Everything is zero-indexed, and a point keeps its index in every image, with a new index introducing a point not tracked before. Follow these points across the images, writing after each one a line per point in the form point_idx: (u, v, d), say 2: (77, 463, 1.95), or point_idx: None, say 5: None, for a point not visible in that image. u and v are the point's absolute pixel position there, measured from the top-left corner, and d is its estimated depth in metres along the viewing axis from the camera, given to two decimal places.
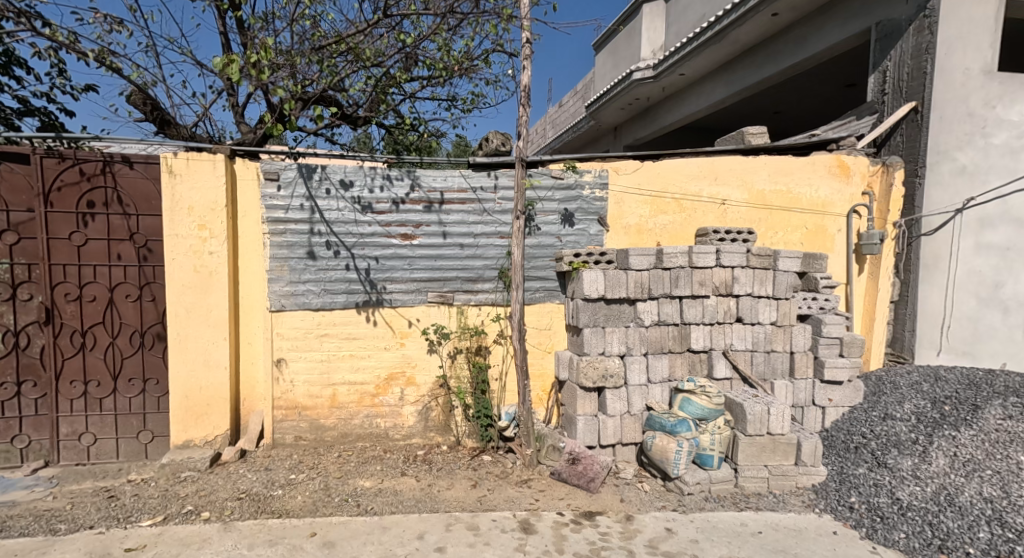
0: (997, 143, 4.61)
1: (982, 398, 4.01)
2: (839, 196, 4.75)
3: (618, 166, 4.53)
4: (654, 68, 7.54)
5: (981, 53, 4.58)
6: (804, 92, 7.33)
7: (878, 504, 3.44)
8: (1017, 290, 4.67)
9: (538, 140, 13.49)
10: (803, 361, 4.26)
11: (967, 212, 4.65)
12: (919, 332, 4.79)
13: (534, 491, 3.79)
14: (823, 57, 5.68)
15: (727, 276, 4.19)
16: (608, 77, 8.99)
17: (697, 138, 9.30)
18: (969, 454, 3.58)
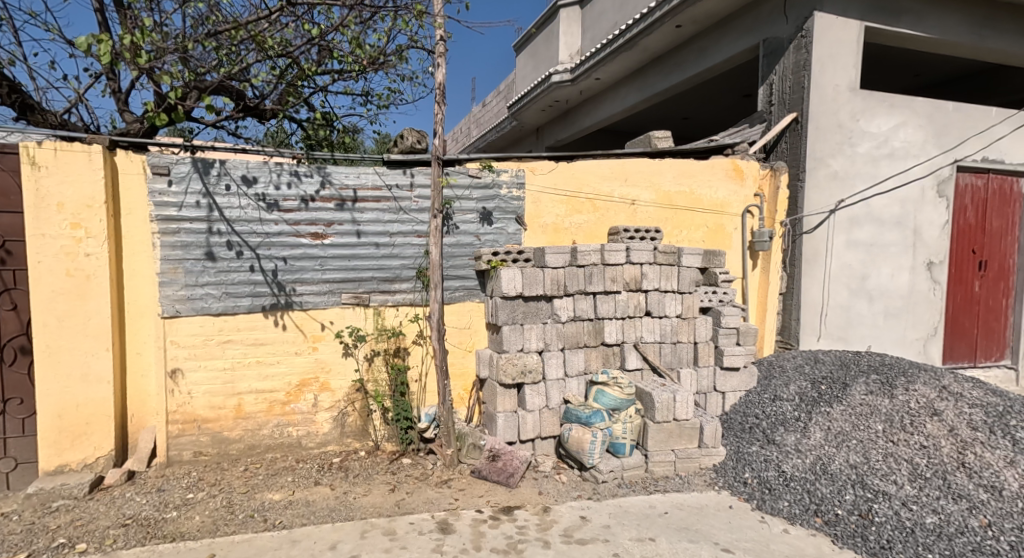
0: (861, 152, 5.29)
1: (851, 376, 4.56)
2: (735, 197, 5.22)
3: (535, 166, 4.62)
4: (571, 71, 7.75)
5: (847, 72, 5.19)
6: (706, 100, 7.91)
7: (767, 478, 3.81)
8: (878, 281, 5.43)
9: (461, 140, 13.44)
10: (706, 350, 4.60)
11: (838, 213, 5.26)
12: (803, 320, 5.27)
13: (454, 491, 3.77)
14: (722, 67, 6.12)
15: (636, 273, 4.41)
16: (529, 79, 9.18)
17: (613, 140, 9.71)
18: (840, 427, 4.06)
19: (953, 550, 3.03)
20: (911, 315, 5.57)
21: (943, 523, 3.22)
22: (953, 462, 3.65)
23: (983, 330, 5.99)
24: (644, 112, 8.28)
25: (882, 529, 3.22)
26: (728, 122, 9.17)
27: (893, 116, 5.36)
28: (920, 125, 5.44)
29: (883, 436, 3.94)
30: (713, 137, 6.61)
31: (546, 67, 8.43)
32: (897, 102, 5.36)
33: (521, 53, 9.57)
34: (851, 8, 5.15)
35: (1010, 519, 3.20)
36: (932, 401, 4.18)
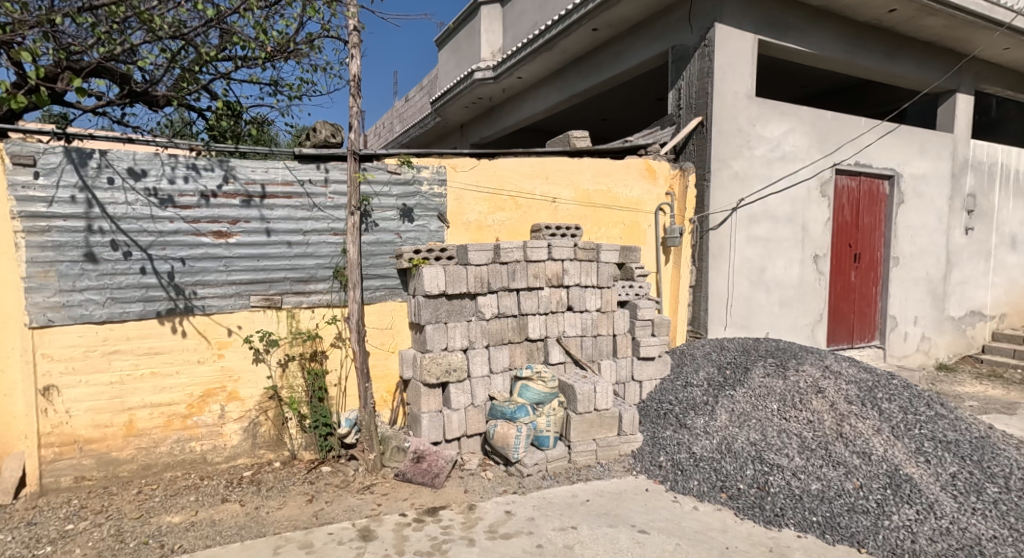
0: (757, 154, 5.76)
1: (751, 361, 4.95)
2: (648, 196, 5.52)
3: (456, 163, 4.58)
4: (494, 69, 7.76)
5: (744, 81, 5.63)
6: (622, 102, 8.25)
7: (680, 459, 4.05)
8: (773, 273, 5.95)
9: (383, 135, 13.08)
10: (624, 342, 4.81)
11: (739, 210, 5.70)
12: (711, 311, 5.65)
13: (376, 496, 3.66)
14: (636, 71, 6.41)
15: (558, 269, 4.52)
16: (452, 76, 9.12)
17: (535, 138, 9.87)
18: (742, 407, 4.39)
19: (833, 512, 3.43)
20: (801, 304, 6.17)
21: (825, 488, 3.62)
22: (834, 433, 4.10)
23: (859, 315, 6.76)
24: (565, 112, 8.50)
25: (776, 499, 3.57)
26: (641, 124, 9.62)
27: (783, 123, 5.89)
28: (805, 131, 6.02)
29: (777, 414, 4.32)
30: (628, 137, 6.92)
31: (469, 64, 8.41)
32: (787, 110, 5.89)
33: (443, 49, 9.48)
34: (747, 22, 5.58)
35: (877, 480, 3.66)
36: (817, 380, 4.64)
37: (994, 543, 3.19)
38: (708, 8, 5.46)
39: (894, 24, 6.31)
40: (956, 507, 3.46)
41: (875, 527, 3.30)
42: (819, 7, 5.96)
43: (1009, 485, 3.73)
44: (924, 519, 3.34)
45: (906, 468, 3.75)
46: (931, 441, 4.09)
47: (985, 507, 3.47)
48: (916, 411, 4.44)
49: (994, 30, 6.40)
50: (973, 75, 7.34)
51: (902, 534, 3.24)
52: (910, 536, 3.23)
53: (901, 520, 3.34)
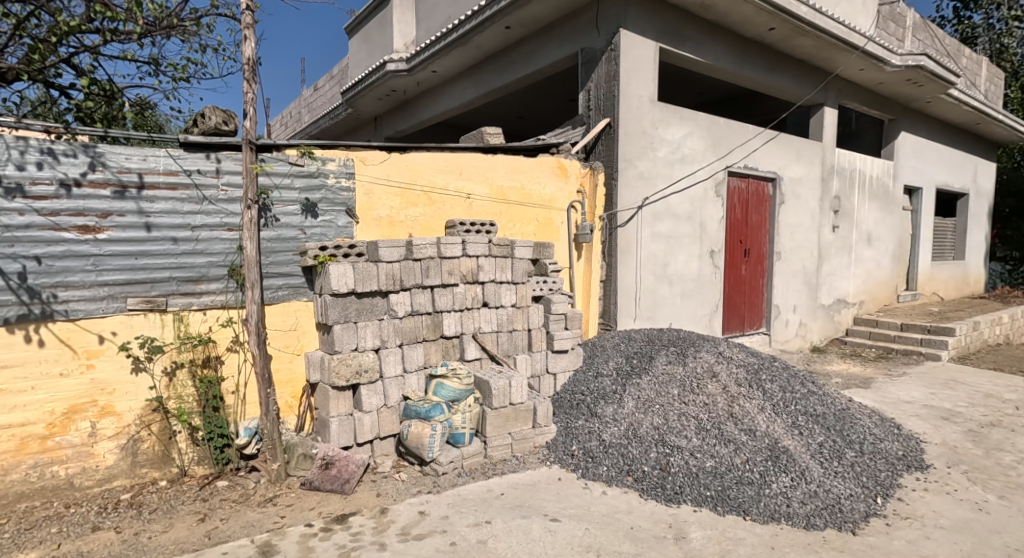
0: (660, 156, 6.09)
1: (655, 350, 5.22)
2: (560, 193, 5.66)
3: (365, 156, 4.40)
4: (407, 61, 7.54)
5: (647, 85, 5.93)
6: (536, 101, 8.39)
7: (591, 447, 4.19)
8: (675, 267, 6.33)
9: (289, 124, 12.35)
10: (539, 336, 4.88)
11: (644, 208, 6.00)
12: (620, 304, 5.91)
13: (279, 508, 3.43)
14: (549, 70, 6.56)
15: (473, 265, 4.50)
16: (363, 65, 8.79)
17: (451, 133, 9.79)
18: (647, 394, 4.62)
19: (724, 486, 3.72)
20: (699, 295, 6.63)
21: (717, 465, 3.92)
22: (725, 413, 4.44)
23: (748, 305, 7.39)
24: (480, 109, 8.49)
25: (676, 478, 3.81)
26: (554, 122, 9.84)
27: (682, 126, 6.28)
28: (701, 135, 6.46)
29: (677, 399, 4.60)
30: (542, 136, 7.05)
31: (382, 54, 8.14)
32: (685, 115, 6.28)
33: (352, 37, 9.10)
34: (649, 29, 5.87)
35: (760, 453, 4.03)
36: (712, 365, 5.00)
37: (851, 501, 3.63)
38: (613, 13, 5.67)
39: (774, 41, 6.95)
40: (823, 472, 3.90)
41: (758, 496, 3.63)
42: (712, 21, 6.41)
43: (864, 450, 4.27)
44: (798, 485, 3.72)
45: (784, 440, 4.16)
46: (804, 416, 4.57)
47: (845, 470, 3.94)
48: (793, 390, 4.94)
49: (852, 52, 7.25)
50: (837, 91, 8.28)
51: (780, 500, 3.60)
52: (786, 501, 3.59)
53: (779, 487, 3.70)
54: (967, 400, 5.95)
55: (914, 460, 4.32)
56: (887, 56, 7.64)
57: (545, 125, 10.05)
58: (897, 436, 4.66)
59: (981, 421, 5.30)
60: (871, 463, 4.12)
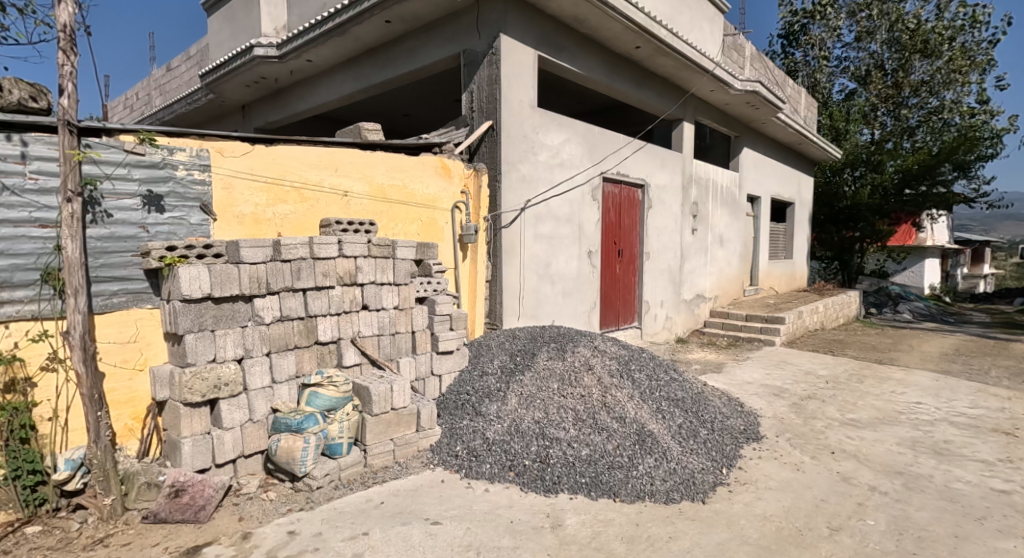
0: (541, 160, 6.29)
1: (537, 346, 5.34)
2: (443, 193, 5.61)
3: (223, 146, 4.01)
4: (277, 46, 7.00)
5: (528, 91, 6.08)
6: (420, 99, 8.26)
7: (474, 446, 4.19)
8: (556, 266, 6.57)
9: (135, 107, 10.90)
10: (422, 337, 4.77)
11: (526, 210, 6.14)
12: (506, 304, 5.99)
13: (113, 549, 3.00)
14: (431, 69, 6.49)
15: (351, 266, 4.27)
16: (226, 48, 8.02)
17: (328, 127, 9.29)
18: (529, 390, 4.71)
19: (597, 472, 3.93)
20: (579, 293, 6.94)
21: (592, 452, 4.12)
22: (599, 403, 4.67)
23: (623, 301, 7.90)
24: (360, 104, 8.16)
25: (554, 469, 3.94)
26: (439, 121, 9.77)
27: (561, 133, 6.53)
28: (578, 142, 6.77)
29: (557, 392, 4.75)
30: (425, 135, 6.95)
31: (247, 37, 7.48)
32: (563, 122, 6.55)
33: (212, 15, 8.26)
34: (528, 37, 6.03)
35: (629, 438, 4.31)
36: (588, 358, 5.23)
37: (703, 474, 4.02)
38: (493, 18, 5.73)
39: (641, 58, 7.50)
40: (681, 451, 4.27)
41: (627, 478, 3.88)
42: (586, 34, 6.76)
43: (714, 428, 4.75)
44: (660, 464, 4.04)
45: (649, 425, 4.49)
46: (667, 401, 4.97)
47: (698, 447, 4.36)
48: (657, 378, 5.35)
49: (703, 74, 8.06)
50: (694, 109, 9.16)
51: (645, 479, 3.88)
52: (650, 480, 3.88)
53: (645, 468, 3.99)
54: (793, 378, 6.90)
55: (752, 432, 4.89)
56: (732, 79, 8.60)
57: (428, 124, 9.93)
58: (739, 413, 5.25)
59: (802, 395, 6.17)
60: (719, 439, 4.61)
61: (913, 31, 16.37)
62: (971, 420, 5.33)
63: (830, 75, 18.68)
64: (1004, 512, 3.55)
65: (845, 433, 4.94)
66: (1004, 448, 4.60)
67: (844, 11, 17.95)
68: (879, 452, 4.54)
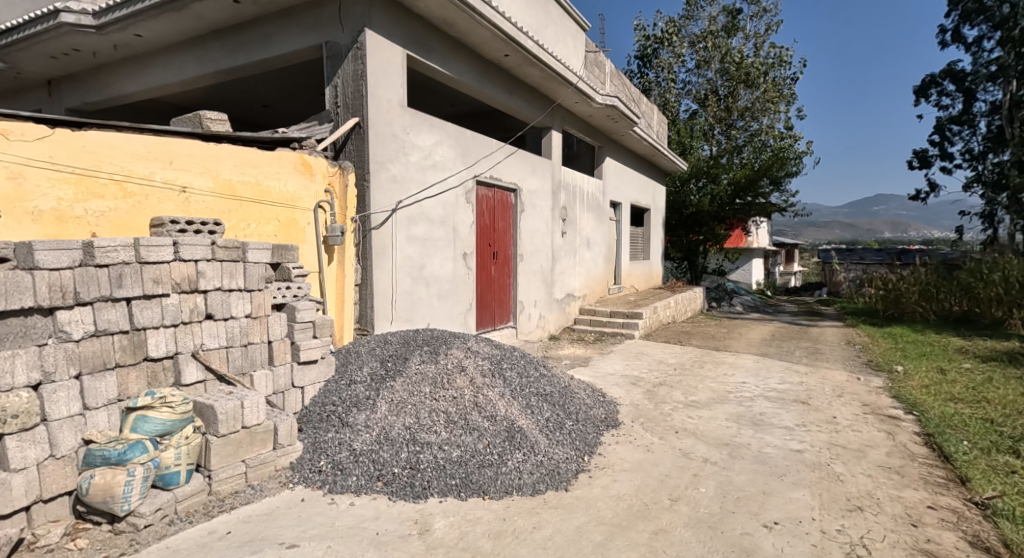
0: (412, 161, 6.17)
1: (409, 351, 5.20)
2: (305, 192, 5.24)
3: (8, 129, 3.50)
4: (95, 16, 6.07)
5: (396, 90, 5.93)
6: (276, 91, 7.70)
7: (340, 459, 3.97)
8: (429, 269, 6.48)
9: None
10: (281, 347, 4.37)
11: (398, 211, 5.99)
12: (377, 308, 5.78)
13: None
14: (287, 59, 6.07)
15: (190, 271, 3.81)
16: (25, 11, 6.76)
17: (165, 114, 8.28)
18: (400, 396, 4.56)
19: (467, 472, 3.94)
20: (453, 295, 6.92)
21: (462, 453, 4.12)
22: (471, 403, 4.68)
23: (498, 301, 8.03)
24: (205, 90, 7.38)
25: (424, 474, 3.87)
26: (301, 115, 9.17)
27: (432, 134, 6.47)
28: (450, 144, 6.76)
29: (429, 396, 4.66)
30: (281, 128, 6.48)
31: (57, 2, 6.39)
32: (435, 123, 6.49)
33: None
34: (396, 34, 5.88)
35: (499, 435, 4.38)
36: (461, 360, 5.21)
37: (567, 463, 4.23)
38: (357, 11, 5.52)
39: (510, 66, 7.71)
40: (548, 443, 4.45)
41: (496, 475, 3.94)
42: (455, 38, 6.78)
43: (579, 419, 5.01)
44: (528, 458, 4.17)
45: (519, 421, 4.60)
46: (536, 396, 5.14)
47: (564, 438, 4.58)
48: (527, 375, 5.51)
49: (567, 86, 8.51)
50: (561, 118, 9.63)
51: (514, 475, 3.97)
52: (518, 474, 3.98)
53: (513, 464, 4.08)
54: (647, 367, 7.56)
55: (611, 419, 5.25)
56: (594, 93, 9.19)
57: (286, 118, 9.29)
58: (601, 403, 5.60)
59: (655, 382, 6.77)
60: (583, 428, 4.87)
61: (739, 63, 18.98)
62: (780, 393, 6.24)
63: (677, 96, 20.78)
64: (797, 467, 4.19)
65: (687, 414, 5.50)
66: (801, 415, 5.45)
67: (686, 41, 20.40)
68: (712, 427, 5.11)
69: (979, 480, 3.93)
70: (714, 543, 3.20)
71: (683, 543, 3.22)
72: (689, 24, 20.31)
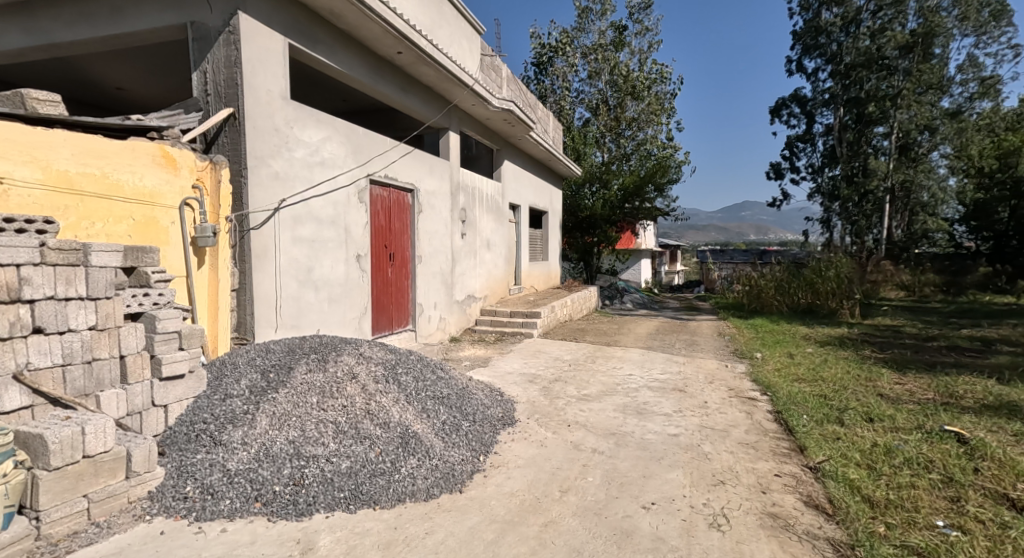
0: (297, 157, 5.82)
1: (295, 360, 4.87)
2: (168, 187, 4.70)
3: None
4: None
5: (277, 80, 5.54)
6: (131, 73, 6.91)
7: (210, 482, 3.60)
8: (320, 272, 6.14)
9: None
10: (138, 362, 3.87)
11: (281, 211, 5.61)
12: (258, 314, 5.36)
13: None
14: (143, 37, 5.46)
15: (11, 277, 3.24)
16: None
17: None
18: (283, 409, 4.23)
19: (357, 483, 3.77)
20: (347, 299, 6.62)
21: (352, 464, 3.93)
22: (362, 411, 4.49)
23: (395, 304, 7.81)
24: (39, 66, 6.43)
25: (309, 489, 3.64)
26: (164, 100, 8.29)
27: (319, 130, 6.13)
28: (340, 141, 6.45)
29: (316, 407, 4.39)
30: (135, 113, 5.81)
31: None
32: (322, 118, 6.16)
33: None
34: (275, 21, 5.50)
35: (393, 442, 4.24)
36: (352, 367, 4.97)
37: (462, 464, 4.20)
38: None
39: (403, 64, 7.53)
40: (443, 446, 4.39)
41: (388, 483, 3.81)
42: (344, 31, 6.49)
43: (475, 419, 5.00)
44: (422, 463, 4.09)
45: (414, 426, 4.49)
46: (432, 400, 5.05)
47: (460, 440, 4.54)
48: (423, 379, 5.40)
49: (463, 88, 8.48)
50: (458, 120, 9.58)
51: (407, 481, 3.87)
52: (412, 480, 3.89)
53: (407, 470, 3.98)
54: (544, 364, 7.74)
55: (508, 418, 5.31)
56: (489, 97, 9.26)
57: (146, 104, 8.38)
58: (499, 402, 5.64)
59: (550, 378, 6.96)
60: (479, 429, 4.87)
61: (626, 76, 20.21)
62: (661, 383, 6.69)
63: (571, 104, 21.63)
64: (673, 450, 4.51)
65: (579, 407, 5.70)
66: (678, 401, 5.89)
67: (579, 52, 21.38)
68: (601, 419, 5.35)
69: (812, 447, 4.47)
70: (599, 528, 3.34)
71: (570, 532, 3.32)
72: (580, 36, 21.30)
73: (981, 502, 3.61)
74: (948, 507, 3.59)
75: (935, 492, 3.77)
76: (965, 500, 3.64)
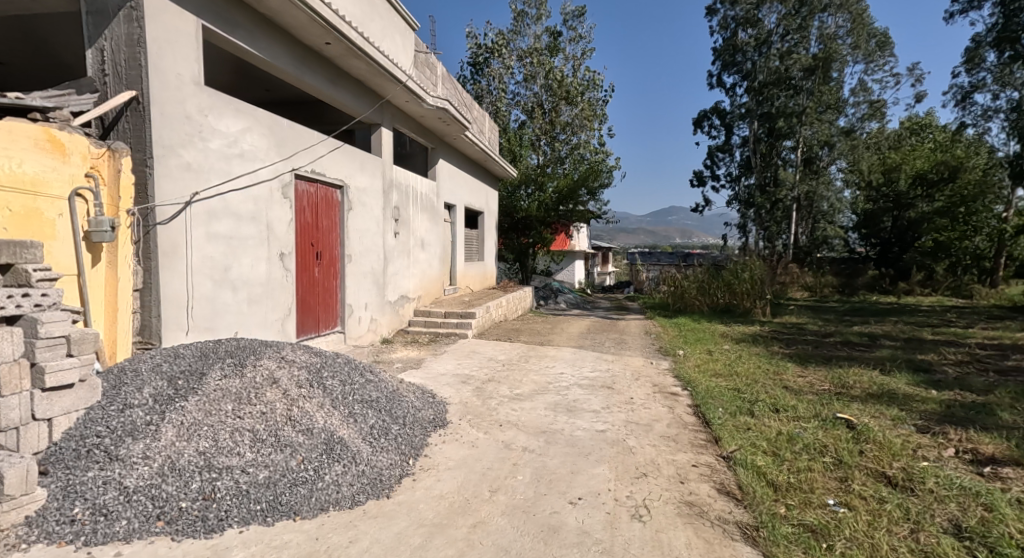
0: (212, 147, 5.42)
1: (207, 365, 4.52)
2: (56, 176, 4.19)
3: None
4: None
5: (189, 64, 5.15)
6: (15, 46, 6.22)
7: (104, 502, 3.26)
8: (237, 271, 5.76)
9: None
10: (15, 372, 3.34)
11: (193, 205, 5.21)
12: (165, 316, 4.94)
13: None
14: (28, 5, 4.92)
15: None
16: None
17: None
18: (193, 418, 3.91)
19: (276, 494, 3.54)
20: (269, 300, 6.26)
21: (271, 474, 3.70)
22: (283, 418, 4.24)
23: (323, 305, 7.48)
24: None
25: (221, 503, 3.38)
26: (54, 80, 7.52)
27: (238, 120, 5.75)
28: (262, 132, 6.09)
29: (231, 415, 4.10)
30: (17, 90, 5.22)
31: None
32: (241, 107, 5.78)
33: None
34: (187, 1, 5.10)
35: (316, 449, 4.03)
36: (272, 372, 4.69)
37: (390, 469, 4.07)
38: None
39: (331, 55, 7.23)
40: (371, 451, 4.23)
41: (310, 492, 3.62)
42: (267, 17, 6.13)
43: (405, 422, 4.86)
44: (348, 470, 3.91)
45: (339, 431, 4.30)
46: (360, 404, 4.86)
47: (388, 444, 4.39)
48: (350, 382, 5.18)
49: (395, 84, 8.26)
50: (391, 116, 9.33)
51: (331, 489, 3.68)
52: (336, 488, 3.71)
53: (331, 477, 3.79)
54: (477, 365, 7.68)
55: (439, 420, 5.20)
56: (423, 94, 9.09)
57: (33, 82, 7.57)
58: (430, 404, 5.52)
59: (483, 379, 6.91)
60: (409, 432, 4.74)
61: (559, 81, 20.58)
62: (590, 381, 6.82)
63: (507, 106, 21.71)
64: (600, 446, 4.59)
65: (511, 407, 5.69)
66: (606, 398, 6.02)
67: (514, 55, 21.52)
68: (532, 418, 5.36)
69: (726, 438, 4.71)
70: (526, 526, 3.33)
71: (498, 531, 3.28)
72: (516, 39, 21.46)
73: (864, 480, 3.92)
74: (837, 487, 3.87)
75: (827, 473, 4.06)
76: (851, 479, 3.94)
